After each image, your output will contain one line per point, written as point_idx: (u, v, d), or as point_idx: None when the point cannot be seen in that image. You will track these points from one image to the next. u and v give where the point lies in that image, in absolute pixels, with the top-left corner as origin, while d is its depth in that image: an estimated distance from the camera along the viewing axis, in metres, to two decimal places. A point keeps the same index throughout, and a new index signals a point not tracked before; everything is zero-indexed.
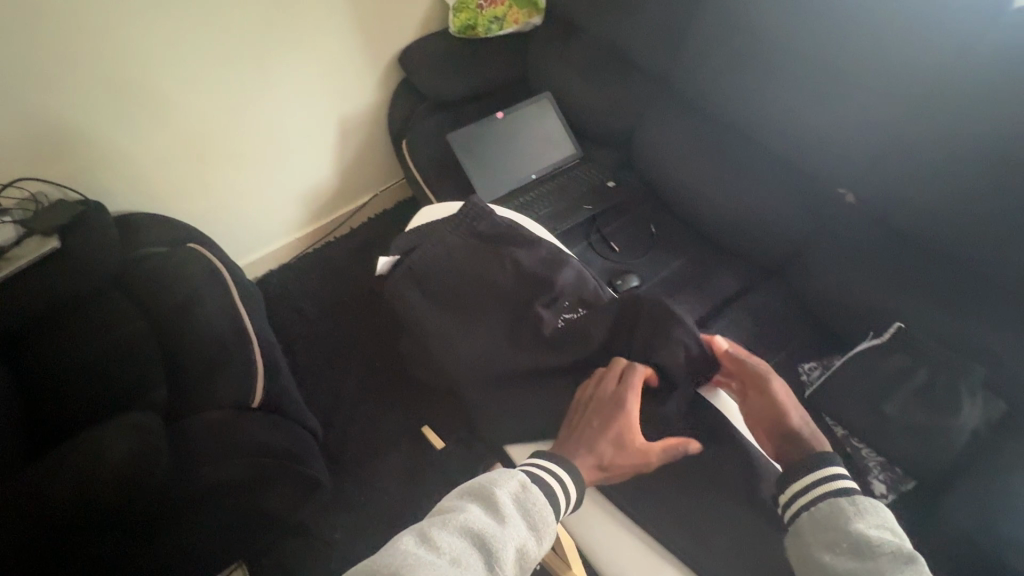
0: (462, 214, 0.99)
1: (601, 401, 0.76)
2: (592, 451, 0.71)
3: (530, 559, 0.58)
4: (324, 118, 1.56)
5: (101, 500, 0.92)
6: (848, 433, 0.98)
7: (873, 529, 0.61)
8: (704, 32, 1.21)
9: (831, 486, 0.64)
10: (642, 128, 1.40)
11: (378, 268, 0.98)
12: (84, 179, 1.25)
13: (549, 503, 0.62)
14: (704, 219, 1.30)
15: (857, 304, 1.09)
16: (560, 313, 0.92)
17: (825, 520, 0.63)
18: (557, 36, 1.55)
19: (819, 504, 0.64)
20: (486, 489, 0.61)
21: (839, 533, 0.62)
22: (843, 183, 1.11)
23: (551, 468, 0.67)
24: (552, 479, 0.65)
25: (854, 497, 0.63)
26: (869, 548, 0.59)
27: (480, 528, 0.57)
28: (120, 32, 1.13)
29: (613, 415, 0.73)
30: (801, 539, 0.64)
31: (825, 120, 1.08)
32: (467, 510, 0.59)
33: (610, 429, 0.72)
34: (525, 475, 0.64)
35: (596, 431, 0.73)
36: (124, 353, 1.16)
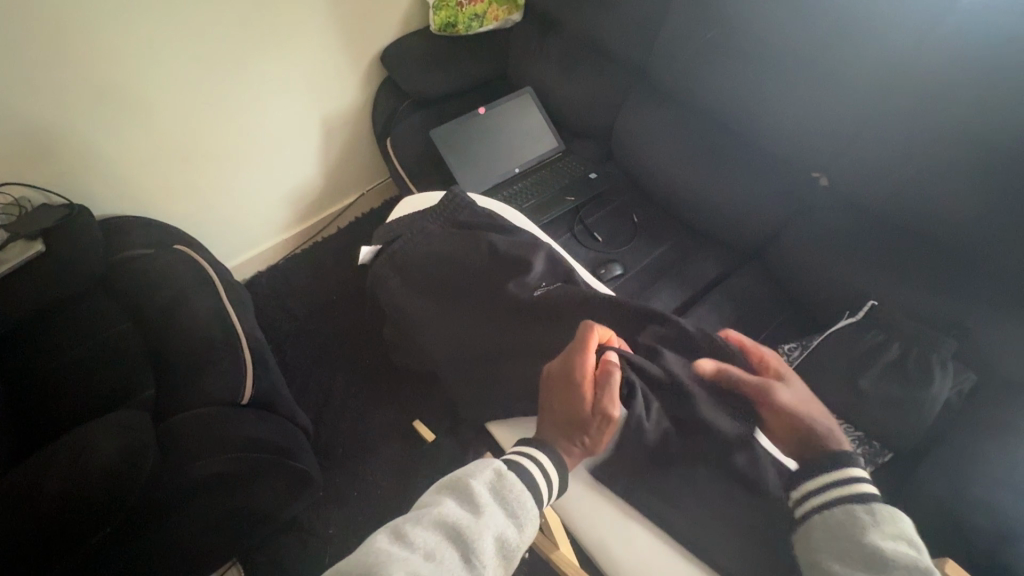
0: (441, 203, 1.02)
1: (555, 371, 0.73)
2: (559, 426, 0.70)
3: (511, 547, 0.59)
4: (307, 117, 1.57)
5: (85, 504, 0.90)
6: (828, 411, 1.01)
7: (888, 542, 0.60)
8: (679, 24, 1.24)
9: (848, 491, 0.64)
10: (622, 120, 1.43)
11: (362, 258, 1.03)
12: (66, 182, 1.25)
13: (527, 488, 0.63)
14: (685, 207, 1.33)
15: (834, 285, 1.12)
16: (538, 284, 0.92)
17: (837, 525, 0.63)
18: (536, 33, 1.57)
19: (832, 509, 0.64)
20: (461, 481, 0.63)
21: (850, 540, 0.61)
22: (816, 166, 1.14)
23: (527, 453, 0.67)
24: (529, 462, 0.66)
25: (871, 505, 0.63)
26: (880, 560, 0.59)
27: (455, 520, 0.58)
28: (99, 34, 1.13)
29: (567, 382, 0.71)
30: (810, 544, 0.64)
31: (798, 106, 1.11)
32: (442, 504, 0.60)
33: (568, 399, 0.70)
34: (502, 462, 0.65)
35: (557, 405, 0.71)
36: (114, 354, 1.17)
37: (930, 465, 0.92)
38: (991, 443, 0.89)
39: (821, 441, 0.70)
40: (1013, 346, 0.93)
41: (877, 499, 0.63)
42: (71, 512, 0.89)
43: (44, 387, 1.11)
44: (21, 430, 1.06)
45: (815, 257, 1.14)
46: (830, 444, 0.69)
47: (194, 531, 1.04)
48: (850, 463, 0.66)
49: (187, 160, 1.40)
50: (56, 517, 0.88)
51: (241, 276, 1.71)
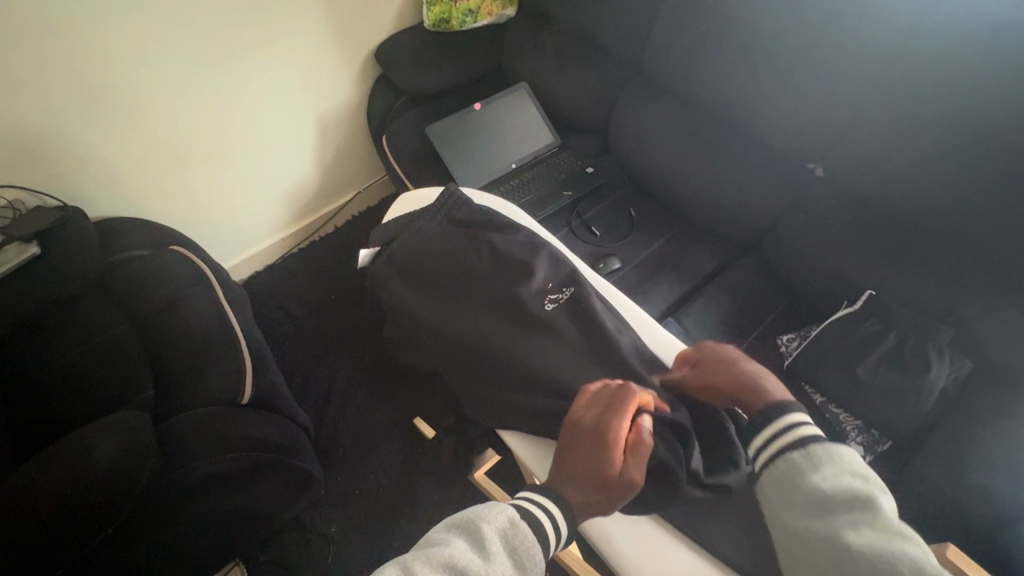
0: (439, 202, 1.01)
1: (587, 425, 0.68)
2: (579, 482, 0.66)
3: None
4: (302, 115, 1.56)
5: (86, 505, 0.90)
6: (826, 401, 1.02)
7: (830, 478, 0.57)
8: (673, 17, 1.23)
9: (784, 435, 0.61)
10: (617, 113, 1.42)
11: (360, 261, 1.00)
12: (61, 185, 1.25)
13: (538, 539, 0.61)
14: (681, 200, 1.33)
15: (831, 276, 1.12)
16: (548, 296, 0.92)
17: (784, 473, 0.60)
18: (530, 28, 1.56)
19: (773, 457, 0.61)
20: (473, 523, 0.61)
21: (795, 486, 0.58)
22: (812, 157, 1.15)
23: (539, 502, 0.64)
24: (541, 513, 0.63)
25: (806, 444, 0.60)
26: (827, 502, 0.56)
27: (463, 564, 0.57)
28: (91, 33, 1.12)
29: (598, 440, 0.66)
30: (764, 498, 0.61)
31: (793, 99, 1.11)
32: (450, 545, 0.59)
33: (596, 458, 0.65)
34: (514, 509, 0.63)
35: (582, 460, 0.66)
36: (112, 356, 1.17)
37: (927, 452, 0.93)
38: (988, 430, 0.90)
39: (751, 396, 0.68)
40: (1008, 333, 0.94)
41: (813, 435, 0.60)
42: (73, 514, 0.89)
43: (43, 391, 1.10)
44: (21, 433, 1.06)
45: (812, 248, 1.14)
46: (761, 394, 0.67)
47: (195, 534, 1.03)
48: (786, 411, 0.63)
49: (182, 161, 1.40)
50: (56, 516, 0.88)
51: (238, 277, 1.71)
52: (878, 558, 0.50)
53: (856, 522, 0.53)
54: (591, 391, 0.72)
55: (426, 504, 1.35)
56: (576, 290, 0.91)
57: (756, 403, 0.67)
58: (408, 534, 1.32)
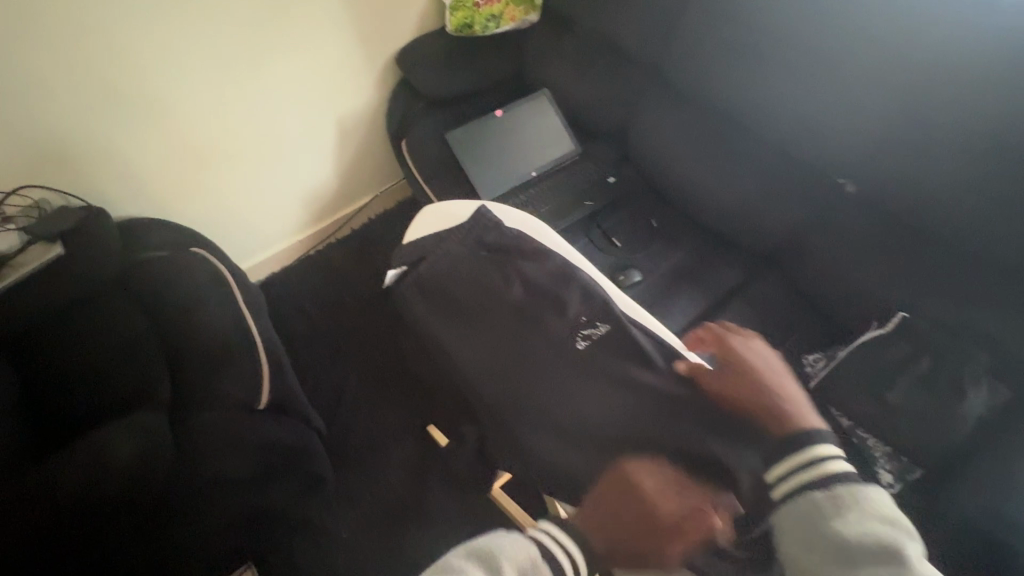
0: (469, 224, 0.99)
1: (655, 496, 0.66)
2: (613, 522, 0.64)
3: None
4: (324, 118, 1.56)
5: (108, 495, 0.95)
6: (852, 425, 0.97)
7: (854, 525, 0.60)
8: (699, 25, 1.21)
9: (819, 477, 0.63)
10: (638, 122, 1.39)
11: (388, 280, 1.02)
12: (87, 185, 1.26)
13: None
14: (704, 210, 1.29)
15: (860, 294, 1.09)
16: (581, 332, 0.86)
17: (806, 512, 0.63)
18: (553, 31, 1.53)
19: (798, 497, 0.64)
20: (493, 556, 0.59)
21: (817, 529, 0.61)
22: (844, 171, 1.10)
23: (558, 541, 0.62)
24: (561, 554, 0.62)
25: (835, 489, 0.62)
26: (851, 552, 0.58)
27: None
28: (121, 37, 1.14)
29: (662, 514, 0.63)
30: (783, 533, 0.63)
31: (823, 110, 1.08)
32: None
33: (647, 525, 0.63)
34: (536, 548, 0.61)
35: (630, 509, 0.64)
36: (130, 352, 1.16)
37: (960, 481, 0.89)
38: None
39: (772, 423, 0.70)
40: None
41: (847, 481, 0.62)
42: (100, 512, 0.94)
43: (61, 388, 1.11)
44: (42, 431, 1.08)
45: (842, 266, 1.10)
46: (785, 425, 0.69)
47: (207, 534, 1.00)
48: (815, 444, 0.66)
49: (202, 162, 1.40)
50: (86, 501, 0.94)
51: (254, 278, 1.71)
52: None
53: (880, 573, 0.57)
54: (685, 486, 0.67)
55: (438, 514, 1.34)
56: (611, 327, 0.86)
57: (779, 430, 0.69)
58: (421, 543, 1.31)
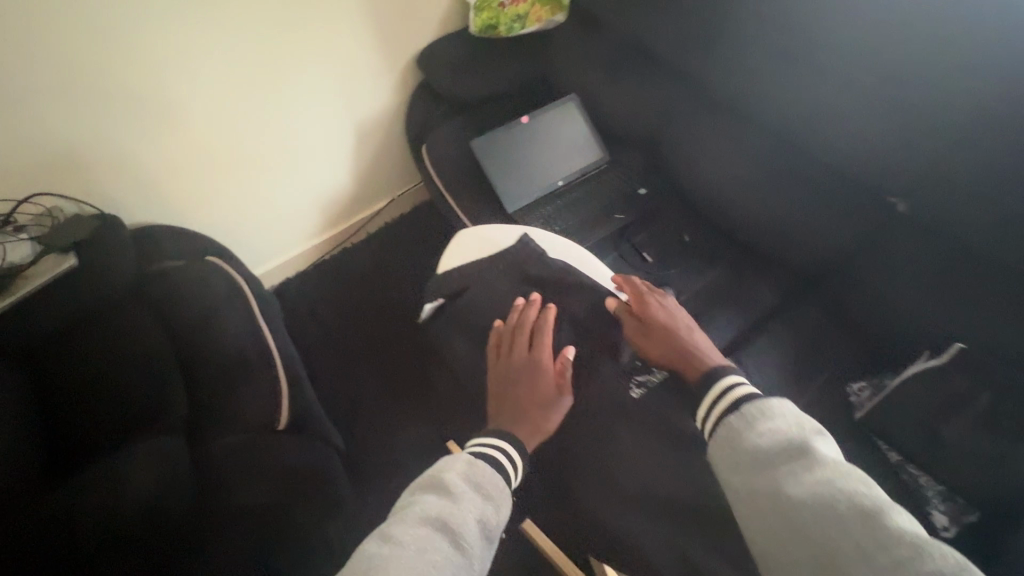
0: (509, 257, 1.10)
1: (522, 376, 0.89)
2: (524, 416, 0.84)
3: (491, 527, 0.65)
4: (342, 121, 1.51)
5: (129, 522, 0.91)
6: (903, 460, 0.95)
7: (767, 435, 0.70)
8: (741, 29, 1.15)
9: (726, 404, 0.75)
10: (671, 131, 1.32)
11: (423, 313, 1.14)
12: (98, 191, 1.22)
13: (494, 472, 0.71)
14: (740, 224, 1.23)
15: (908, 320, 1.03)
16: (635, 380, 1.07)
17: (728, 435, 0.73)
18: (581, 33, 1.46)
19: (721, 425, 0.74)
20: (437, 477, 0.68)
21: (739, 446, 0.71)
22: (893, 188, 1.02)
23: (492, 442, 0.77)
24: (493, 450, 0.75)
25: (742, 410, 0.73)
26: (764, 456, 0.68)
27: (437, 512, 0.63)
28: (137, 38, 1.09)
29: (538, 382, 0.88)
30: (717, 462, 0.73)
31: (875, 123, 1.01)
32: (421, 502, 0.65)
33: (538, 395, 0.86)
34: (467, 456, 0.73)
35: (524, 397, 0.86)
36: (145, 366, 1.11)
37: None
38: None
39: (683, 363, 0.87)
40: None
41: (751, 401, 0.73)
42: (117, 543, 0.89)
43: (72, 405, 1.05)
44: (49, 451, 1.01)
45: (889, 290, 1.05)
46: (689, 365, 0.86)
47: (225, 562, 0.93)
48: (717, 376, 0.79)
49: (217, 166, 1.36)
50: (109, 527, 0.90)
51: (268, 284, 1.66)
52: (813, 498, 0.62)
53: (796, 470, 0.65)
54: (513, 351, 0.92)
55: None
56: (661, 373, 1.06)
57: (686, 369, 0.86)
58: None
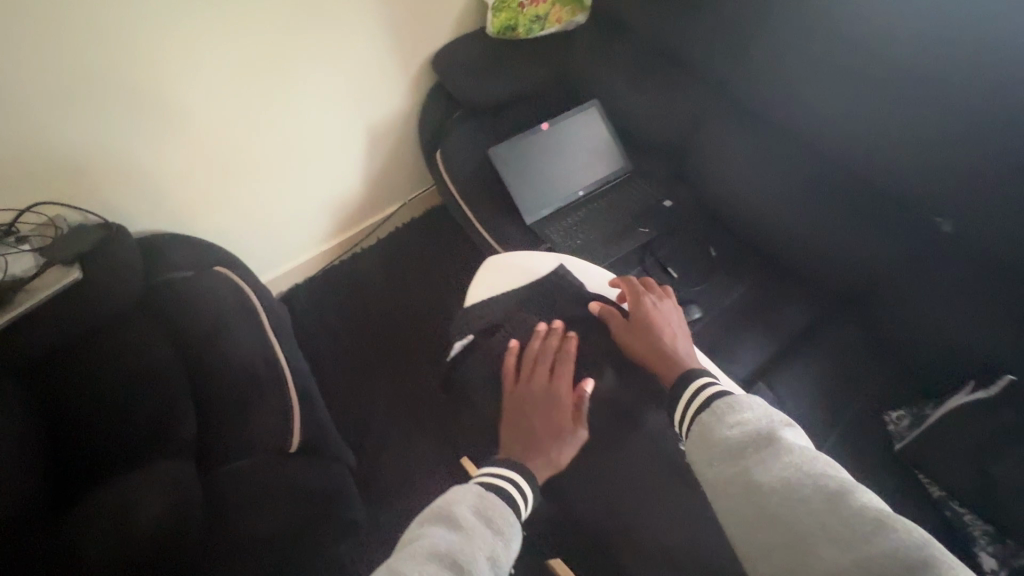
0: (543, 286, 1.01)
1: (540, 406, 0.83)
2: (538, 449, 0.77)
3: (502, 563, 0.60)
4: (354, 125, 1.46)
5: (139, 558, 0.87)
6: (947, 497, 0.91)
7: (737, 428, 0.69)
8: (777, 36, 1.09)
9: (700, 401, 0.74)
10: (697, 140, 1.28)
11: (452, 349, 1.02)
12: (104, 201, 1.16)
13: (507, 506, 0.66)
14: (770, 240, 1.18)
15: (948, 346, 0.99)
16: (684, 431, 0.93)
17: (702, 432, 0.71)
18: (602, 35, 1.41)
19: (697, 422, 0.73)
20: (445, 509, 0.64)
21: (713, 441, 0.70)
22: (939, 207, 0.97)
23: (503, 475, 0.71)
24: (504, 483, 0.69)
25: (714, 405, 0.73)
26: (737, 448, 0.67)
27: (446, 548, 0.58)
28: (146, 42, 1.03)
29: (556, 414, 0.81)
30: (693, 461, 0.71)
31: (923, 138, 0.95)
32: (429, 536, 0.60)
33: (555, 429, 0.80)
34: (479, 487, 0.68)
35: (540, 428, 0.80)
36: (151, 384, 1.07)
37: None
38: None
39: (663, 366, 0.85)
40: None
41: (723, 397, 0.73)
42: None
43: (76, 429, 1.00)
44: (55, 481, 0.96)
45: (930, 313, 1.00)
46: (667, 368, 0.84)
47: None
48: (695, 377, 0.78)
49: (228, 174, 1.30)
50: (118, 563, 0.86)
51: (275, 291, 1.61)
52: (783, 485, 0.61)
53: (764, 459, 0.65)
54: (532, 377, 0.86)
55: None
56: None
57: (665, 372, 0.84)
58: None
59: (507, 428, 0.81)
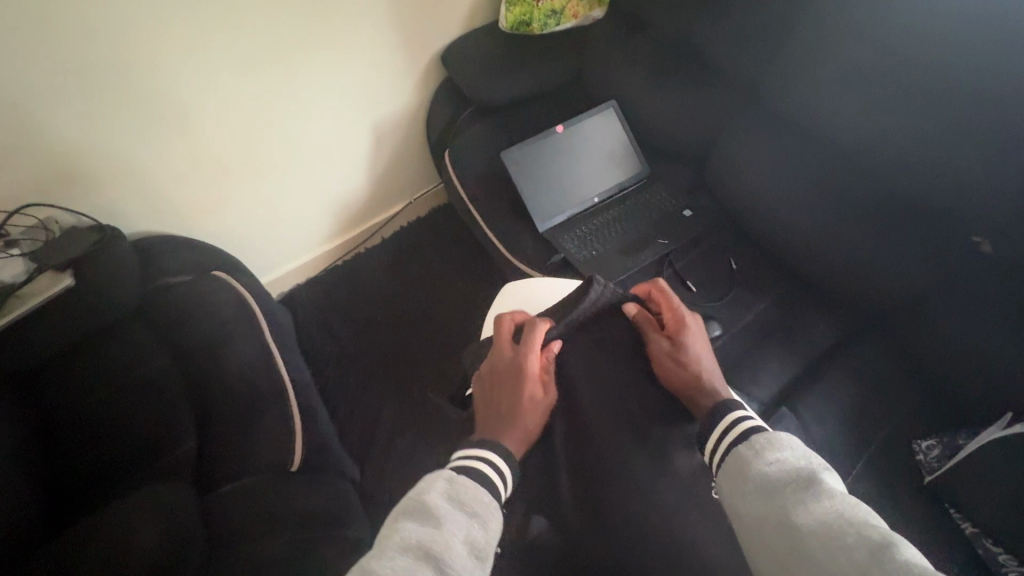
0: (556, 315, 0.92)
1: (506, 376, 0.77)
2: (507, 422, 0.72)
3: (481, 547, 0.56)
4: (359, 122, 1.39)
5: None
6: (980, 533, 0.87)
7: (776, 466, 0.60)
8: (808, 39, 1.02)
9: (733, 432, 0.65)
10: (719, 146, 1.22)
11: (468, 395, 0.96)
12: (96, 200, 1.10)
13: (481, 486, 0.61)
14: (795, 253, 1.13)
15: (982, 372, 0.94)
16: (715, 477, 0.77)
17: (734, 467, 0.63)
18: (621, 33, 1.34)
19: (729, 455, 0.64)
20: (415, 499, 0.59)
21: (747, 478, 0.61)
22: (977, 228, 0.91)
23: (477, 454, 0.65)
24: (479, 463, 0.64)
25: (751, 438, 0.63)
26: (774, 487, 0.59)
27: (420, 541, 0.54)
28: (133, 32, 0.95)
29: (524, 381, 0.76)
30: (725, 497, 0.63)
31: (968, 151, 0.87)
32: (402, 530, 0.55)
33: (524, 397, 0.74)
34: (450, 470, 0.62)
35: (507, 398, 0.75)
36: (147, 396, 1.03)
37: None
38: None
39: (699, 394, 0.77)
40: None
41: (759, 429, 0.64)
42: None
43: (73, 447, 0.96)
44: (49, 498, 0.93)
45: (961, 336, 0.96)
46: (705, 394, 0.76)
47: None
48: (731, 407, 0.68)
49: (227, 173, 1.24)
50: None
51: (274, 293, 1.56)
52: (826, 535, 0.52)
53: (805, 502, 0.56)
54: (496, 351, 0.81)
55: None
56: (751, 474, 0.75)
57: (702, 399, 0.76)
58: None
59: (478, 407, 0.76)
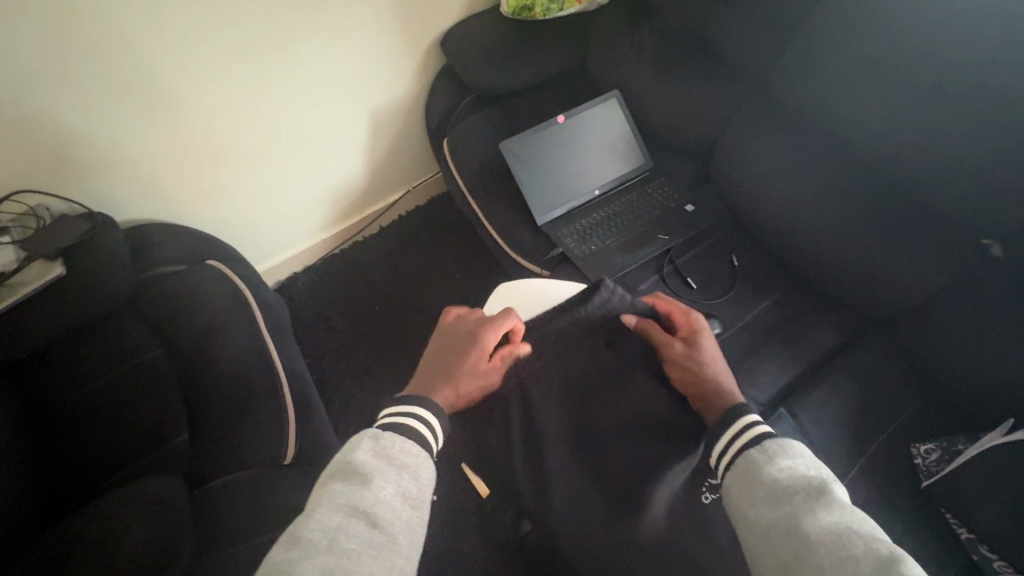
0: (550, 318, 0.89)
1: (461, 332, 0.78)
2: (441, 384, 0.71)
3: (415, 496, 0.56)
4: (357, 110, 1.36)
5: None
6: (976, 539, 0.86)
7: (787, 472, 0.60)
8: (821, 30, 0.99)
9: (744, 436, 0.65)
10: (725, 139, 1.19)
11: None
12: (89, 188, 1.08)
13: (409, 439, 0.60)
14: (798, 252, 1.11)
15: (984, 376, 0.93)
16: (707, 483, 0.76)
17: (744, 471, 0.62)
18: (627, 20, 1.30)
19: (739, 459, 0.63)
20: (340, 460, 0.58)
21: (756, 482, 0.60)
22: (989, 230, 0.88)
23: (409, 410, 0.64)
24: (405, 418, 0.62)
25: (764, 443, 0.63)
26: (784, 493, 0.58)
27: (348, 501, 0.54)
28: (122, 17, 0.92)
29: (471, 349, 0.75)
30: (730, 500, 0.62)
31: (985, 153, 0.84)
32: (330, 493, 0.55)
33: (468, 356, 0.74)
34: (376, 427, 0.61)
35: (451, 365, 0.74)
36: (141, 387, 1.03)
37: None
38: None
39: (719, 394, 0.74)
40: None
41: (769, 434, 0.64)
42: None
43: (68, 438, 0.97)
44: (44, 489, 0.93)
45: (967, 340, 0.94)
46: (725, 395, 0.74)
47: None
48: (745, 413, 0.67)
49: (222, 162, 1.22)
50: None
51: (271, 282, 1.54)
52: (833, 542, 0.52)
53: (813, 510, 0.55)
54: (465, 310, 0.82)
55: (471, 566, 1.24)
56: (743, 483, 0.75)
57: (723, 399, 0.74)
58: None
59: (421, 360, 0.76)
